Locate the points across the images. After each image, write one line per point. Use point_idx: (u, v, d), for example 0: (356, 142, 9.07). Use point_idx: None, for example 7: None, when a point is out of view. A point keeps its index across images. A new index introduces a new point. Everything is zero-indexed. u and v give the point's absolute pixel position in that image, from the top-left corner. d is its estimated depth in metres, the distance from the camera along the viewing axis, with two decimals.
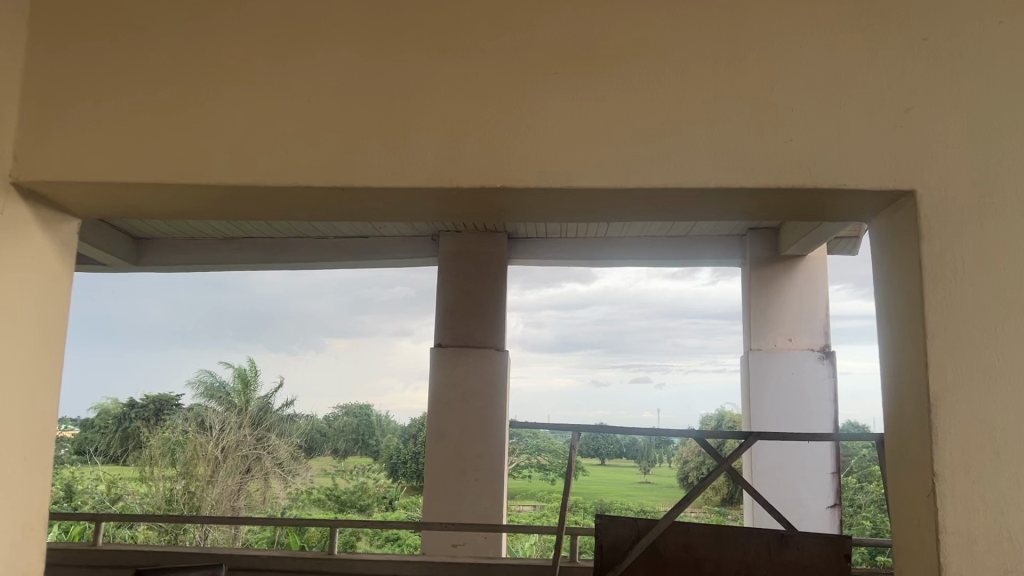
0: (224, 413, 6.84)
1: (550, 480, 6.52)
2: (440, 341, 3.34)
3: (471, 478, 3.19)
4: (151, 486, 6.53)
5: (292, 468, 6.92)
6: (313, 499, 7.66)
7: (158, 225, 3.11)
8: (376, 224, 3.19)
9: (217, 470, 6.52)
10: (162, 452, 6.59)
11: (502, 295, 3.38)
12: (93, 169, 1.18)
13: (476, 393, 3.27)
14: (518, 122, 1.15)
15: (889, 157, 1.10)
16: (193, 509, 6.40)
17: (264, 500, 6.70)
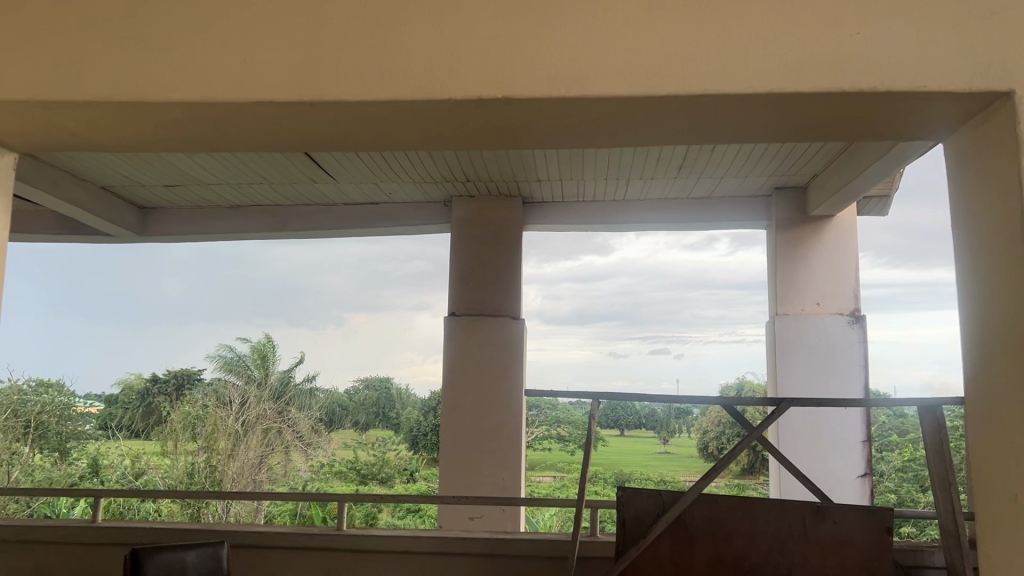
0: (243, 389, 6.81)
1: (570, 451, 6.45)
2: (455, 307, 2.89)
3: (490, 460, 2.78)
4: (173, 460, 6.52)
5: (313, 441, 6.97)
6: (336, 472, 7.55)
7: (154, 193, 2.89)
8: (382, 190, 2.92)
9: (239, 443, 6.47)
10: (182, 427, 6.54)
11: (524, 255, 2.91)
12: (14, 85, 1.02)
13: (495, 363, 2.84)
14: (510, 23, 0.98)
15: (954, 57, 0.93)
16: (215, 483, 6.42)
17: (285, 473, 6.69)
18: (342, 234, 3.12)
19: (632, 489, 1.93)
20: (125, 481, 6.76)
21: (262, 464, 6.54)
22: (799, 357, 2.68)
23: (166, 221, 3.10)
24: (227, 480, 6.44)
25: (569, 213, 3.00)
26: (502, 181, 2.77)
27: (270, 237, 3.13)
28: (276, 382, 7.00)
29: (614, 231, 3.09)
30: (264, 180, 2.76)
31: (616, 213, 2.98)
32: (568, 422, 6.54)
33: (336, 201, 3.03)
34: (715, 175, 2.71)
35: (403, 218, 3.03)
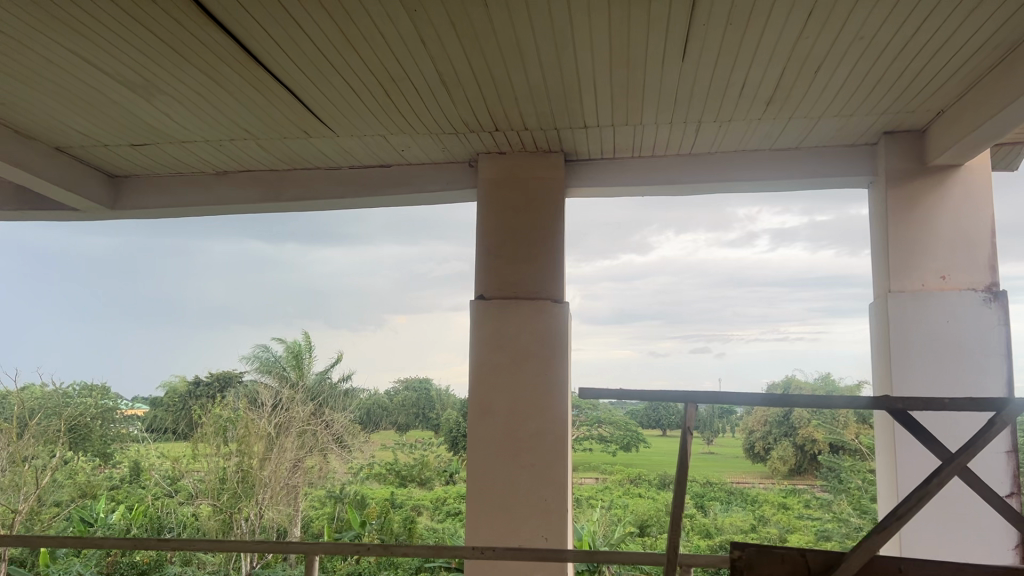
0: (278, 389, 6.39)
1: (613, 452, 6.16)
2: (481, 292, 2.37)
3: (528, 476, 2.24)
4: (204, 463, 6.00)
5: (349, 442, 6.63)
6: (373, 474, 7.21)
7: (123, 156, 2.41)
8: (396, 150, 2.37)
9: (272, 446, 6.03)
10: (213, 431, 6.01)
11: (562, 228, 2.36)
12: None
13: (532, 357, 2.30)
14: None
15: None
16: (249, 485, 5.87)
17: (322, 476, 6.38)
18: (354, 205, 2.62)
19: (757, 546, 1.11)
20: (164, 489, 6.48)
21: (299, 467, 6.18)
22: (914, 344, 2.11)
23: (144, 192, 2.62)
24: (261, 487, 5.88)
25: (621, 173, 2.45)
26: (539, 131, 2.22)
27: (268, 209, 2.63)
28: (313, 383, 6.65)
29: (675, 193, 2.55)
30: (249, 135, 2.25)
31: (679, 171, 2.43)
32: (610, 422, 6.17)
33: (340, 163, 2.51)
34: (810, 117, 2.13)
35: (422, 183, 2.51)
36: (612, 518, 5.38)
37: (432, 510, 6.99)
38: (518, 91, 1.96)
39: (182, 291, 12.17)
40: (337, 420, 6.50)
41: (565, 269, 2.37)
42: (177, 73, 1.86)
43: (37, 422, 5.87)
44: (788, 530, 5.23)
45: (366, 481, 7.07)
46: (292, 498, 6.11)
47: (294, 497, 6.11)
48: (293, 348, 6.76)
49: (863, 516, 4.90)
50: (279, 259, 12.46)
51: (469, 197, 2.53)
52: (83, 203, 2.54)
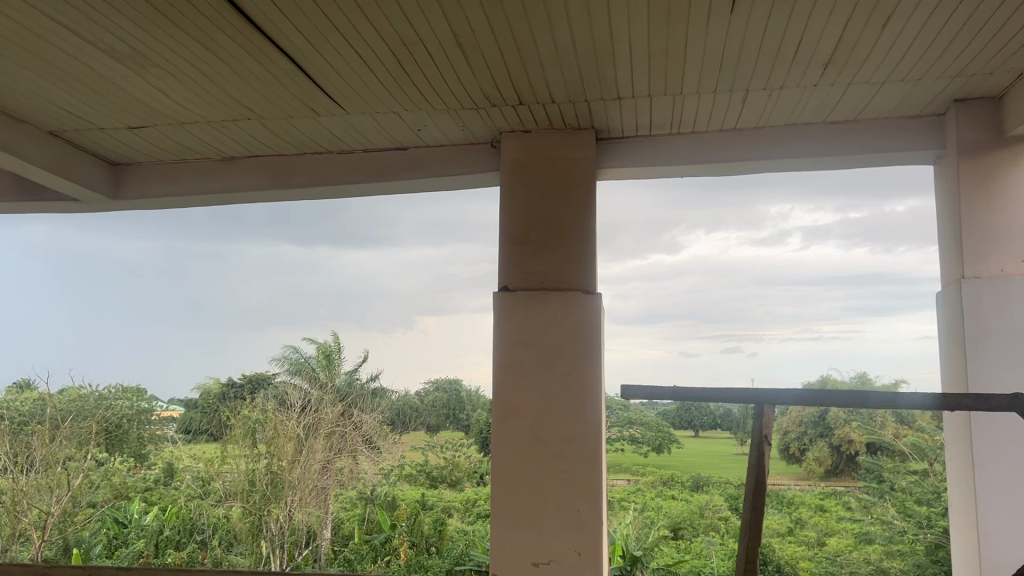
0: (308, 390, 6.46)
1: (644, 453, 5.76)
2: (507, 283, 2.18)
3: (559, 486, 2.04)
4: (232, 464, 6.14)
5: (379, 445, 6.60)
6: (403, 474, 7.39)
7: (121, 141, 2.25)
8: (414, 129, 2.18)
9: (302, 447, 6.13)
10: (242, 433, 6.10)
11: (593, 212, 2.15)
12: None
13: (563, 354, 2.10)
14: None
15: None
16: (278, 487, 6.01)
17: (353, 477, 6.46)
18: (369, 191, 2.44)
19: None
20: (197, 491, 6.51)
21: (328, 469, 6.27)
22: (995, 336, 1.88)
23: (147, 181, 2.46)
24: (290, 489, 6.01)
25: (657, 152, 2.24)
26: (567, 105, 2.02)
27: (277, 197, 2.46)
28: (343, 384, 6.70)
29: (717, 173, 2.33)
30: (253, 114, 2.07)
31: (722, 148, 2.21)
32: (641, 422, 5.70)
33: (354, 146, 2.33)
34: (873, 81, 1.89)
35: (441, 166, 2.31)
36: (645, 521, 5.48)
37: (462, 512, 7.05)
38: (545, 57, 1.75)
39: (212, 296, 12.16)
40: (366, 420, 6.49)
41: (597, 258, 2.16)
42: (169, 43, 1.68)
43: (66, 426, 5.90)
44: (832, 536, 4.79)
45: (399, 482, 7.21)
46: (321, 500, 6.21)
47: (326, 499, 6.24)
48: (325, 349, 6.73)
49: (906, 519, 4.10)
50: (307, 261, 12.48)
51: (492, 180, 2.33)
52: (82, 192, 2.38)
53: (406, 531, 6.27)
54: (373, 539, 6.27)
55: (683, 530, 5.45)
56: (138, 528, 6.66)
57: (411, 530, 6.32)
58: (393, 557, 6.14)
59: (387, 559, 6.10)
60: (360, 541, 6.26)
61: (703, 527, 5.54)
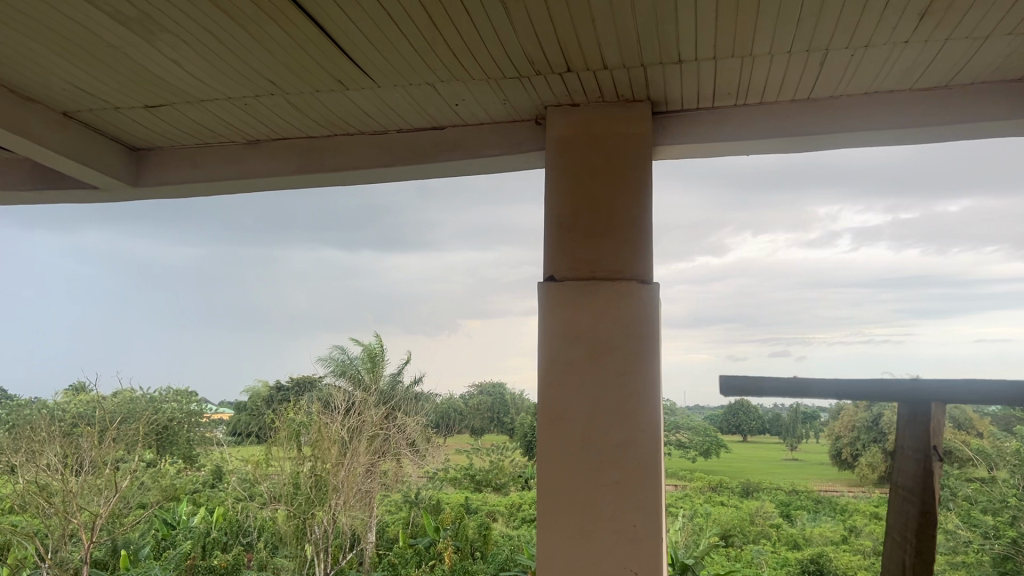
0: (352, 392, 6.42)
1: (692, 457, 5.48)
2: (553, 273, 1.97)
3: (614, 497, 1.83)
4: (273, 467, 5.93)
5: (423, 449, 6.67)
6: (449, 478, 7.38)
7: (140, 122, 2.10)
8: (451, 104, 1.99)
9: (345, 451, 5.90)
10: (287, 435, 5.96)
11: (650, 193, 1.94)
12: None
13: (616, 351, 1.88)
14: None
15: None
16: (322, 493, 5.76)
17: (398, 480, 6.42)
18: (405, 175, 2.26)
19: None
20: (243, 493, 6.47)
21: (372, 472, 6.10)
22: None
23: (168, 167, 2.31)
24: (333, 492, 5.77)
25: (720, 127, 2.02)
26: (621, 71, 1.81)
27: (306, 183, 2.29)
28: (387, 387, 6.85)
29: (787, 150, 2.11)
30: (277, 90, 1.90)
31: (794, 121, 1.98)
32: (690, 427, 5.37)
33: (387, 126, 2.15)
34: (974, 38, 1.65)
35: (481, 147, 2.12)
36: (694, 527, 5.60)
37: (506, 516, 6.98)
38: (597, 15, 1.54)
39: None
40: (409, 424, 6.51)
41: (654, 245, 1.94)
42: (178, 5, 1.51)
43: (115, 427, 5.76)
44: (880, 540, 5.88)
45: (443, 485, 7.24)
46: (365, 503, 6.03)
47: (369, 504, 6.16)
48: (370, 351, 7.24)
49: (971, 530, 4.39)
50: None
51: (536, 161, 2.13)
52: (100, 179, 2.25)
53: (450, 535, 6.34)
54: (416, 543, 6.32)
55: (735, 537, 6.02)
56: (186, 530, 6.66)
57: (455, 534, 6.30)
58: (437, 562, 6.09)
59: (430, 563, 6.03)
60: (405, 545, 6.29)
61: (754, 534, 6.13)
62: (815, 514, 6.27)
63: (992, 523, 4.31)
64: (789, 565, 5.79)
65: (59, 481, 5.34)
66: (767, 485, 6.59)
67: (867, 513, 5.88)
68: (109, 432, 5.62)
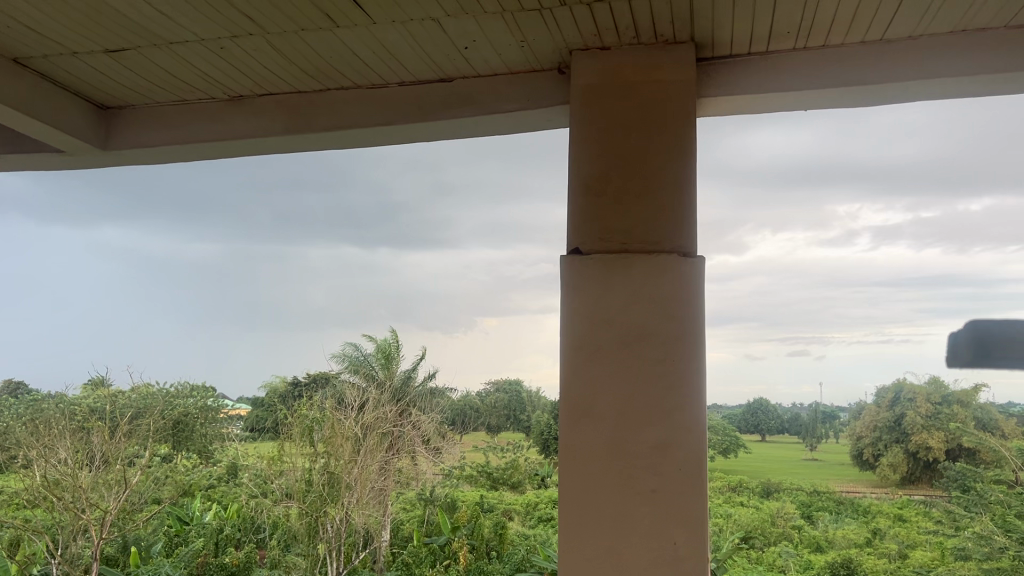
0: (365, 388, 6.21)
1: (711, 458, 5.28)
2: (578, 246, 1.68)
3: (648, 509, 1.54)
4: (287, 463, 5.71)
5: (437, 445, 6.44)
6: (465, 476, 7.16)
7: (103, 68, 1.84)
8: (459, 48, 1.71)
9: (360, 448, 5.71)
10: (300, 431, 5.74)
11: (694, 151, 1.65)
12: None
13: (653, 338, 1.60)
14: None
15: None
16: (336, 492, 5.53)
17: (412, 477, 6.21)
18: (409, 136, 1.98)
19: None
20: (256, 490, 6.26)
21: (387, 470, 5.92)
22: None
23: (142, 129, 2.06)
24: (347, 490, 5.51)
25: (773, 75, 1.74)
26: (659, 3, 1.52)
27: (295, 146, 2.03)
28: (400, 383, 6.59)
29: (853, 103, 1.81)
30: (257, 28, 1.63)
31: (862, 68, 1.69)
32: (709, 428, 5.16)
33: (385, 78, 1.87)
34: None
35: (494, 100, 1.84)
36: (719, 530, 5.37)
37: (523, 515, 6.70)
38: None
39: None
40: (425, 421, 6.30)
41: (698, 211, 1.65)
42: None
43: (126, 422, 5.51)
44: (907, 543, 5.33)
45: (458, 483, 6.99)
46: (379, 502, 5.88)
47: (384, 503, 5.91)
48: (383, 348, 7.02)
49: (1007, 535, 4.06)
50: None
51: (556, 116, 1.85)
52: (63, 140, 1.99)
53: (466, 534, 6.07)
54: (431, 542, 6.07)
55: (756, 539, 5.63)
56: (199, 526, 6.46)
57: (471, 533, 6.07)
58: (452, 562, 5.82)
59: (445, 564, 5.76)
60: (420, 544, 6.04)
61: (775, 535, 5.73)
62: (836, 516, 6.16)
63: None
64: (814, 568, 5.08)
65: (68, 477, 5.06)
66: (789, 486, 6.70)
67: (893, 516, 5.75)
68: (120, 427, 5.36)
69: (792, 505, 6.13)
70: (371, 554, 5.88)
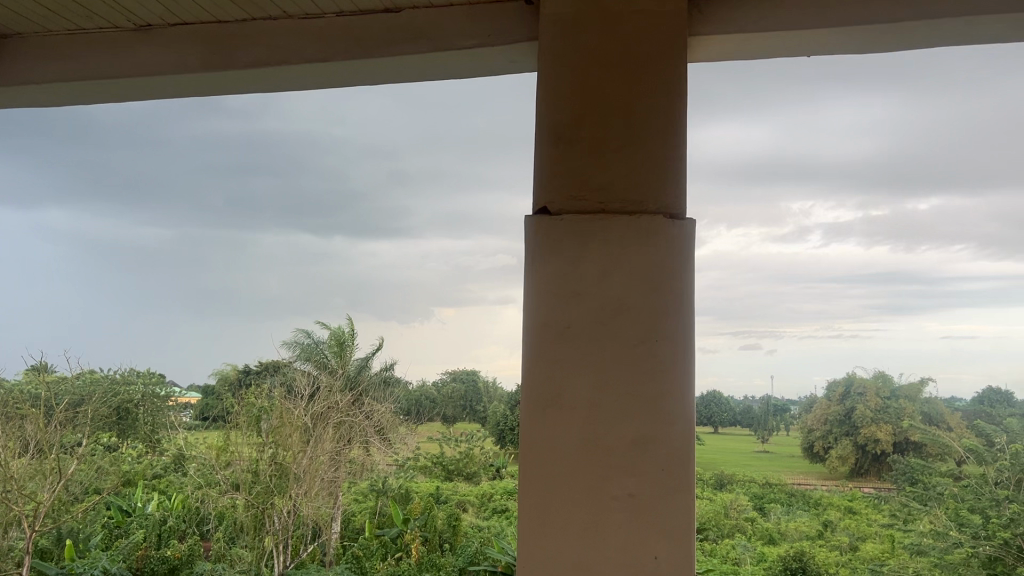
0: (317, 376, 5.95)
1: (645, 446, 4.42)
2: (546, 205, 1.42)
3: (624, 518, 1.30)
4: (233, 454, 5.55)
5: (393, 436, 6.19)
6: (420, 466, 6.84)
7: None
8: None
9: (308, 439, 5.51)
10: (248, 421, 5.62)
11: (684, 93, 1.41)
12: None
13: (632, 315, 1.34)
14: None
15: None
16: (280, 487, 5.44)
17: (365, 469, 6.03)
18: (350, 77, 1.74)
19: None
20: (201, 480, 5.95)
21: (338, 461, 5.73)
22: None
23: (33, 62, 1.82)
24: (295, 481, 5.41)
25: (771, 11, 1.57)
26: None
27: (218, 84, 1.78)
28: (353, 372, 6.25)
29: (864, 47, 1.63)
30: None
31: (873, 12, 1.53)
32: None
33: (319, 6, 1.62)
34: None
35: (452, 36, 1.57)
36: None
37: (477, 506, 6.39)
38: None
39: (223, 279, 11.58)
40: (379, 411, 6.02)
41: (688, 166, 1.41)
42: None
43: (65, 408, 5.08)
44: (857, 537, 5.12)
45: (413, 474, 6.68)
46: (330, 493, 5.69)
47: (334, 494, 5.73)
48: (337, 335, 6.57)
49: (961, 530, 3.76)
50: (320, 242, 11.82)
51: (517, 57, 1.61)
52: None
53: (419, 526, 5.92)
54: (383, 533, 5.89)
55: (709, 531, 5.47)
56: (141, 517, 6.12)
57: (422, 524, 5.93)
58: (404, 554, 5.63)
59: (397, 556, 5.57)
60: (370, 536, 5.85)
61: (728, 528, 5.59)
62: (789, 508, 5.88)
63: (983, 523, 3.61)
64: (769, 563, 4.98)
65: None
66: (743, 477, 6.29)
67: (842, 507, 5.39)
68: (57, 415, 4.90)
69: (746, 498, 5.91)
70: (320, 546, 5.83)
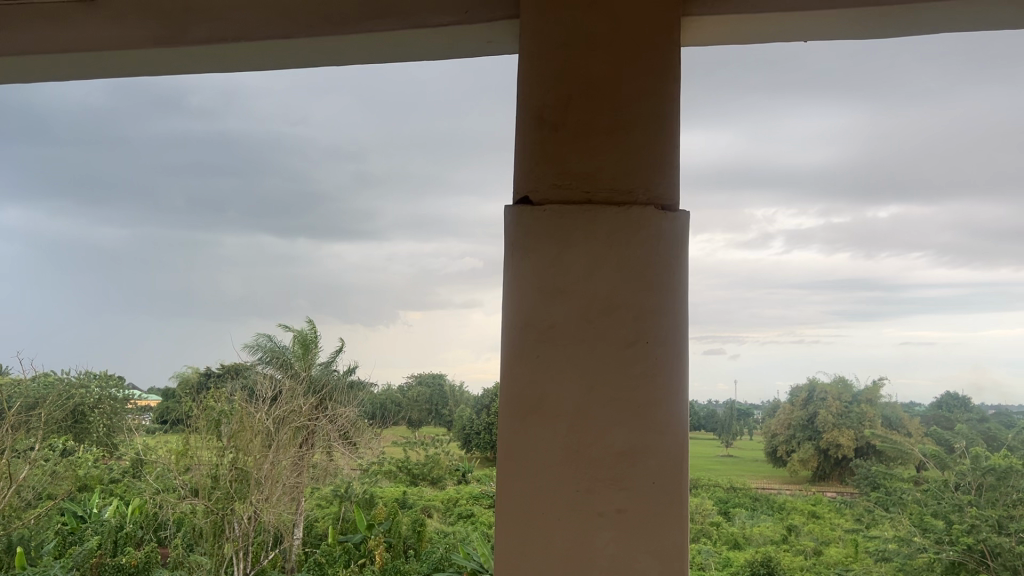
0: (280, 379, 5.82)
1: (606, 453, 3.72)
2: (528, 194, 1.31)
3: (611, 534, 1.19)
4: (194, 458, 5.33)
5: (356, 439, 6.03)
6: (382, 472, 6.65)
7: None
8: None
9: (270, 444, 5.42)
10: (207, 424, 5.41)
11: (675, 76, 1.32)
12: None
13: (622, 314, 1.23)
14: None
15: None
16: (239, 495, 5.26)
17: (328, 474, 5.89)
18: (322, 55, 1.72)
19: None
20: (159, 486, 5.73)
21: (300, 467, 5.65)
22: None
23: None
24: (255, 487, 5.31)
25: None
26: None
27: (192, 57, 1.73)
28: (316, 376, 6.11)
29: (843, 37, 1.62)
30: None
31: None
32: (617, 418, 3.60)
33: None
34: None
35: (429, 12, 1.55)
36: None
37: (442, 512, 6.18)
38: None
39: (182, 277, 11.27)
40: (344, 415, 5.90)
41: (680, 154, 1.31)
42: None
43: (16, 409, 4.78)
44: (822, 540, 4.87)
45: (376, 479, 6.54)
46: (292, 499, 5.67)
47: (296, 500, 5.71)
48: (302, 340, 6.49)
49: (925, 535, 4.00)
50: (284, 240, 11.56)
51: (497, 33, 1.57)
52: None
53: (383, 532, 5.73)
54: (346, 540, 5.75)
55: None
56: (97, 524, 5.91)
57: (388, 528, 5.75)
58: (367, 561, 5.51)
59: (359, 564, 5.46)
60: (334, 542, 5.74)
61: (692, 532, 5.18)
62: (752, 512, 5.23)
63: (946, 527, 3.88)
64: (735, 567, 4.60)
65: None
66: None
67: (805, 512, 5.03)
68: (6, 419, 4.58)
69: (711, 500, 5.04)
70: (282, 552, 5.75)
